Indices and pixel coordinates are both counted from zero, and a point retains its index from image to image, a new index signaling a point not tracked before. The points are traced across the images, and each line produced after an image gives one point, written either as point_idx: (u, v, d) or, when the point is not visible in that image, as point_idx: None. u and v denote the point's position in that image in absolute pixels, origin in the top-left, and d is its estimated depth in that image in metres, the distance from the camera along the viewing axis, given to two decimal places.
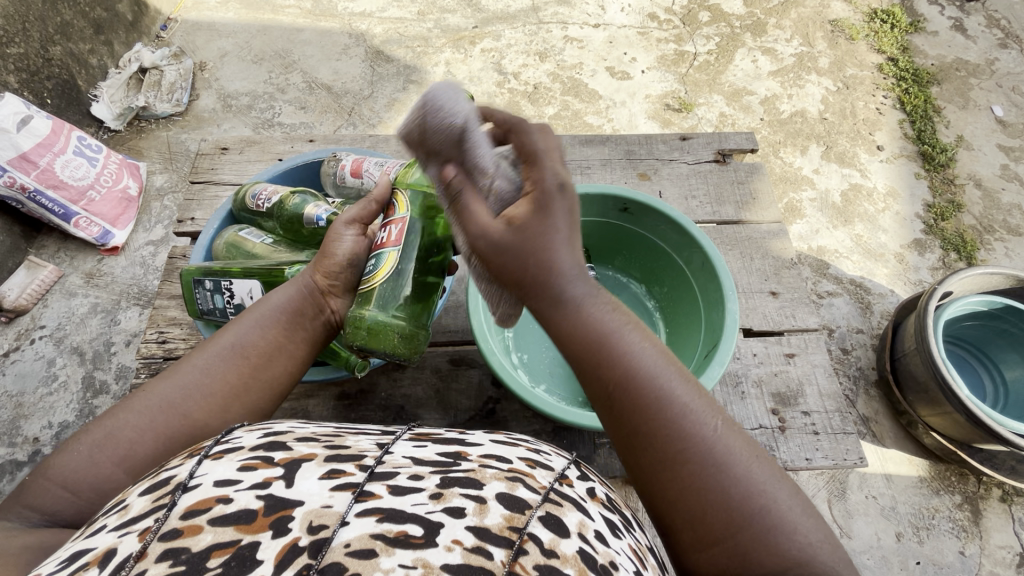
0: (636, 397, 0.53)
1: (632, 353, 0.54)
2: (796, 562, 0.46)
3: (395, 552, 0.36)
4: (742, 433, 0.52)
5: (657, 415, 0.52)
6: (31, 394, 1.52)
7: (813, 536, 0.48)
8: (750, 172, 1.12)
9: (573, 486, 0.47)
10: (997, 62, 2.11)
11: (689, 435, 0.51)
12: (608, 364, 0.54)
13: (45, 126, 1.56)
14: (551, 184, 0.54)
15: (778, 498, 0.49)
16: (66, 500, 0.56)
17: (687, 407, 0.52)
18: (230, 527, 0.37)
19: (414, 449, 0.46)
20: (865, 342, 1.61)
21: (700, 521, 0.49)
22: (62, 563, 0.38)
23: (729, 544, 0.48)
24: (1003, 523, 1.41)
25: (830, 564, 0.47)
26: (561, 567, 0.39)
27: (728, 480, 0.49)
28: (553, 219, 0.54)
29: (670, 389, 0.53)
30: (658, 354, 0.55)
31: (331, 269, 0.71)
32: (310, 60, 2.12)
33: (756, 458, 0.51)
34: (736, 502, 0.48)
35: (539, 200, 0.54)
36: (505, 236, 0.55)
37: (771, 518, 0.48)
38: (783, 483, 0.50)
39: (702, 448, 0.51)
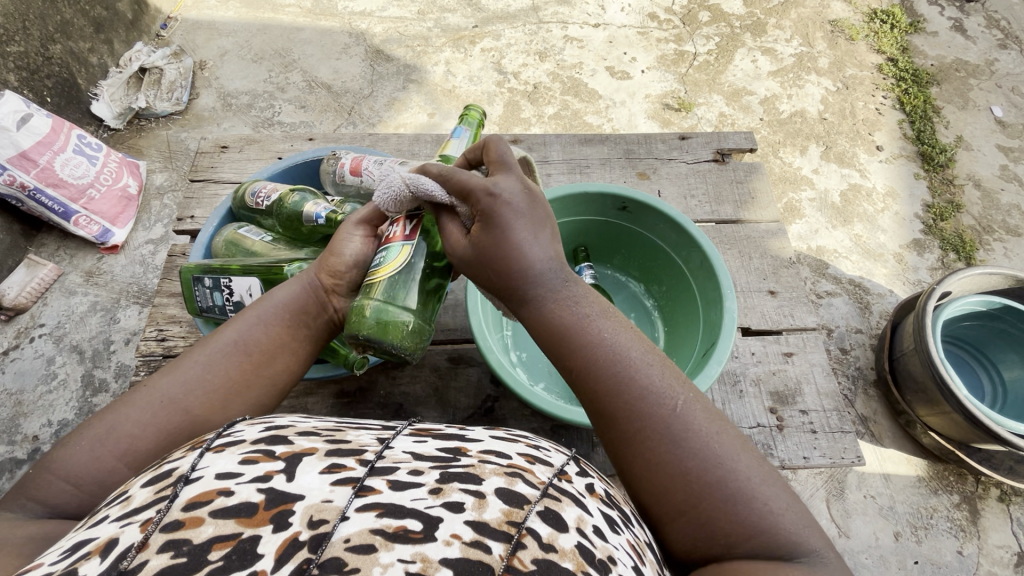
0: (598, 382, 0.56)
1: (598, 343, 0.57)
2: (756, 529, 0.48)
3: (394, 547, 0.37)
4: (704, 407, 0.55)
5: (617, 396, 0.55)
6: (31, 392, 1.52)
7: (775, 504, 0.50)
8: (749, 172, 1.12)
9: (572, 482, 0.47)
10: (997, 62, 2.11)
11: (650, 410, 0.54)
12: (574, 353, 0.58)
13: (45, 124, 1.56)
14: (510, 195, 0.59)
15: (736, 469, 0.51)
16: (69, 493, 0.56)
17: (648, 388, 0.55)
18: (231, 520, 0.38)
19: (414, 444, 0.47)
20: (863, 341, 1.61)
21: (662, 495, 0.52)
22: (65, 553, 0.38)
23: (693, 513, 0.50)
24: (1001, 523, 1.41)
25: (790, 531, 0.48)
26: (560, 561, 0.39)
27: (687, 453, 0.52)
28: (511, 228, 0.58)
29: (632, 372, 0.56)
30: (624, 336, 0.58)
31: (338, 268, 0.70)
32: (310, 58, 2.12)
33: (718, 431, 0.53)
34: (692, 473, 0.51)
35: (495, 210, 0.58)
36: (468, 251, 0.61)
37: (731, 488, 0.50)
38: (745, 455, 0.52)
39: (662, 423, 0.53)
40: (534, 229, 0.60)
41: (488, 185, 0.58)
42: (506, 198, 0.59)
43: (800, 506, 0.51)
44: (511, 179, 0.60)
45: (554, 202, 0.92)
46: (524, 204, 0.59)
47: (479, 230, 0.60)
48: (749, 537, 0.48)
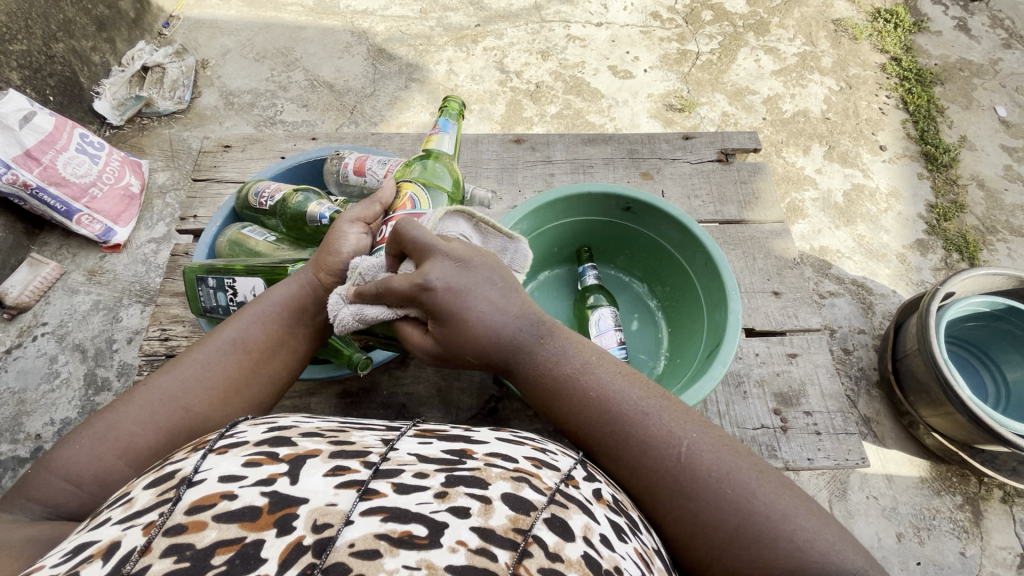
0: (606, 447, 0.59)
1: (603, 396, 0.60)
2: (783, 565, 0.50)
3: (400, 553, 0.36)
4: (716, 449, 0.56)
5: (625, 458, 0.58)
6: (33, 390, 1.52)
7: (797, 535, 0.51)
8: (753, 172, 1.12)
9: (579, 488, 0.47)
10: (1001, 62, 2.10)
11: (658, 461, 0.56)
12: (584, 412, 0.60)
13: (48, 122, 1.56)
14: (445, 283, 0.59)
15: (755, 509, 0.52)
16: (69, 492, 0.56)
17: (651, 440, 0.57)
18: (235, 524, 0.38)
19: (419, 446, 0.46)
20: (866, 342, 1.61)
21: (695, 542, 0.54)
22: (66, 555, 0.39)
23: (721, 561, 0.53)
24: (1004, 525, 1.41)
25: (819, 560, 0.50)
26: (565, 571, 0.39)
27: (704, 504, 0.54)
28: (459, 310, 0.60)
29: (640, 421, 0.58)
30: (626, 392, 0.60)
31: (332, 267, 0.68)
32: (312, 57, 2.12)
33: (732, 469, 0.55)
34: (715, 525, 0.53)
35: (438, 304, 0.60)
36: (436, 347, 0.63)
37: (750, 531, 0.52)
38: (760, 488, 0.54)
39: (674, 479, 0.55)
40: (486, 296, 0.61)
41: (416, 283, 0.59)
42: (440, 287, 0.59)
43: (832, 528, 0.52)
44: (440, 262, 0.60)
45: (560, 201, 0.92)
46: (462, 281, 0.60)
47: (437, 326, 0.61)
48: (780, 570, 0.50)
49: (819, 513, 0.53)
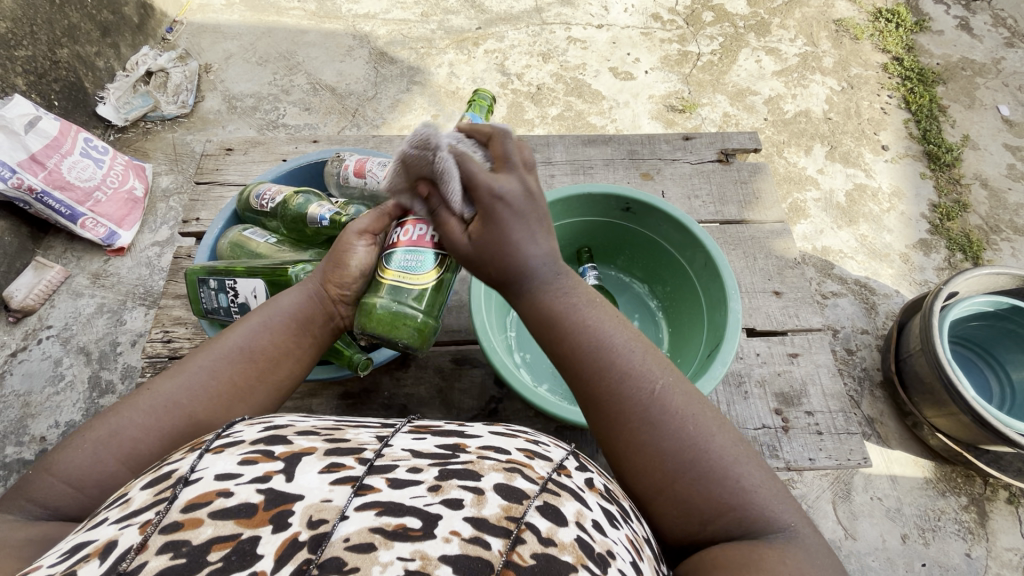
0: (584, 361, 0.58)
1: (586, 323, 0.60)
2: (729, 507, 0.50)
3: (393, 545, 0.37)
4: (680, 390, 0.56)
5: (602, 381, 0.57)
6: (38, 393, 1.53)
7: (748, 481, 0.51)
8: (753, 172, 1.12)
9: (571, 476, 0.47)
10: (1003, 61, 2.10)
11: (630, 393, 0.56)
12: (563, 336, 0.60)
13: (53, 127, 1.57)
14: (508, 196, 0.59)
15: (712, 450, 0.52)
16: (71, 496, 0.56)
17: (629, 372, 0.57)
18: (230, 521, 0.38)
19: (413, 441, 0.47)
20: (869, 342, 1.60)
21: (644, 474, 0.54)
22: (64, 555, 0.39)
23: (672, 494, 0.52)
24: (1010, 525, 1.41)
25: (763, 510, 0.50)
26: (559, 555, 0.39)
27: (666, 436, 0.54)
28: (507, 232, 0.60)
29: (616, 354, 0.58)
30: (609, 327, 0.60)
31: (343, 280, 0.71)
32: (314, 61, 2.13)
33: (697, 412, 0.55)
34: (671, 455, 0.53)
35: (496, 210, 0.59)
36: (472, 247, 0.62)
37: (705, 468, 0.52)
38: (720, 435, 0.54)
39: (644, 408, 0.55)
40: (531, 229, 0.60)
41: (490, 187, 0.58)
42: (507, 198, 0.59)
43: (780, 487, 0.53)
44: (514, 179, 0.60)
45: (559, 202, 0.92)
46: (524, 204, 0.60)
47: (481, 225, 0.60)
48: (721, 511, 0.50)
49: (767, 466, 0.54)
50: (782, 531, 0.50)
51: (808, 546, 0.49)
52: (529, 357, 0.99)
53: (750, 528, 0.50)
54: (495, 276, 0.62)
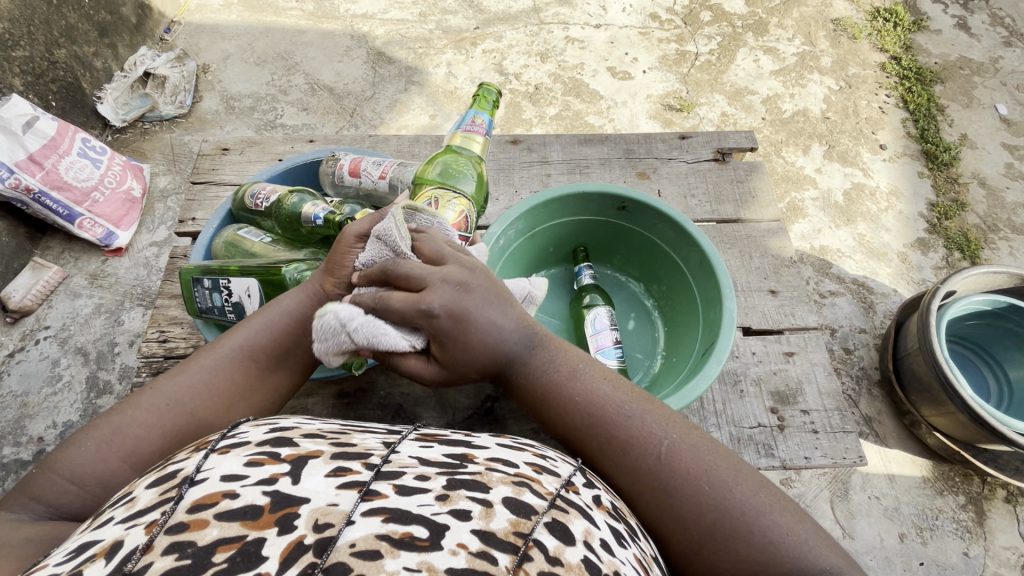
0: (591, 439, 0.60)
1: (585, 397, 0.62)
2: (763, 563, 0.50)
3: (400, 554, 0.36)
4: (691, 449, 0.57)
5: (608, 452, 0.59)
6: (36, 393, 1.53)
7: (776, 533, 0.51)
8: (750, 171, 1.12)
9: (580, 494, 0.47)
10: (1001, 60, 2.10)
11: (638, 459, 0.57)
12: (563, 413, 0.62)
13: (51, 127, 1.58)
14: (447, 309, 0.60)
15: (733, 506, 0.53)
16: (73, 493, 0.56)
17: (631, 440, 0.58)
18: (237, 523, 0.38)
19: (420, 449, 0.47)
20: (867, 341, 1.60)
21: (669, 534, 0.55)
22: (69, 554, 0.39)
23: (698, 557, 0.53)
24: (1007, 524, 1.41)
25: (798, 558, 0.50)
26: None
27: (683, 498, 0.54)
28: (463, 337, 0.62)
29: (619, 425, 0.60)
30: (605, 397, 0.62)
31: (338, 277, 0.67)
32: (312, 61, 2.13)
33: (708, 468, 0.55)
34: (693, 518, 0.53)
35: (444, 327, 0.61)
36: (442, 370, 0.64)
37: (728, 526, 0.52)
38: (740, 487, 0.54)
39: (654, 475, 0.56)
40: (491, 315, 0.63)
41: (420, 307, 0.60)
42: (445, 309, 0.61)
43: (810, 525, 0.53)
44: (441, 287, 0.61)
45: (553, 201, 0.92)
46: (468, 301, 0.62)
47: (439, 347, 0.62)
48: (753, 568, 0.50)
49: (794, 511, 0.53)
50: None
51: None
52: None
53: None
54: (477, 373, 0.66)
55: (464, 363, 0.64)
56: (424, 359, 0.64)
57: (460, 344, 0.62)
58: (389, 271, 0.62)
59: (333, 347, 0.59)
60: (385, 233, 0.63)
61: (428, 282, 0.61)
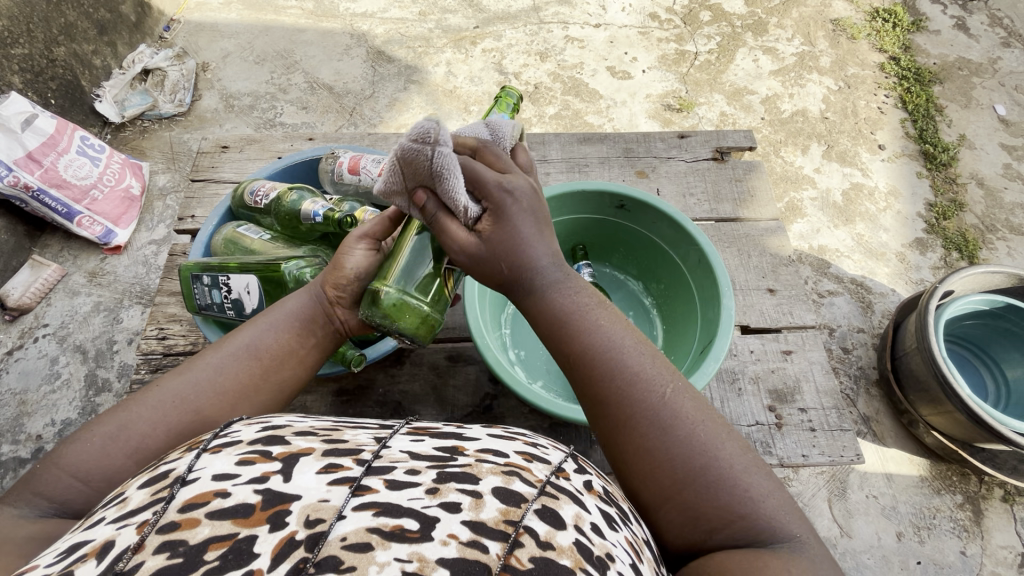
0: (596, 365, 0.59)
1: (594, 328, 0.60)
2: (740, 516, 0.51)
3: (390, 546, 0.37)
4: (690, 397, 0.57)
5: (609, 385, 0.58)
6: (34, 391, 1.53)
7: (758, 490, 0.52)
8: (748, 170, 1.12)
9: (570, 479, 0.47)
10: (1000, 60, 2.10)
11: (637, 396, 0.57)
12: (570, 340, 0.61)
13: (50, 125, 1.57)
14: (519, 194, 0.59)
15: (720, 458, 0.53)
16: (77, 489, 0.56)
17: (637, 374, 0.58)
18: (228, 521, 0.38)
19: (411, 444, 0.47)
20: (864, 340, 1.60)
21: (654, 477, 0.54)
22: (61, 555, 0.39)
23: (678, 501, 0.53)
24: (1004, 523, 1.41)
25: (772, 516, 0.51)
26: (557, 558, 0.39)
27: (674, 441, 0.54)
28: (517, 227, 0.59)
29: (622, 358, 0.59)
30: (616, 329, 0.61)
31: (340, 282, 0.69)
32: (312, 60, 2.13)
33: (703, 420, 0.56)
34: (679, 461, 0.54)
35: (505, 206, 0.59)
36: (478, 248, 0.60)
37: (715, 475, 0.53)
38: (728, 442, 0.55)
39: (648, 410, 0.56)
40: (537, 226, 0.61)
41: (500, 181, 0.58)
42: (517, 194, 0.59)
43: (788, 494, 0.54)
44: (521, 179, 0.60)
45: (553, 199, 0.92)
46: (531, 201, 0.60)
47: (488, 224, 0.59)
48: (732, 518, 0.51)
49: (776, 477, 0.54)
50: (790, 542, 0.50)
51: (812, 557, 0.50)
52: (523, 354, 1.00)
53: (761, 533, 0.51)
54: (506, 274, 0.61)
55: (499, 257, 0.60)
56: (467, 230, 0.60)
57: (510, 234, 0.59)
58: (481, 146, 0.61)
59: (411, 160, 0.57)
60: (423, 132, 0.55)
61: (509, 169, 0.61)
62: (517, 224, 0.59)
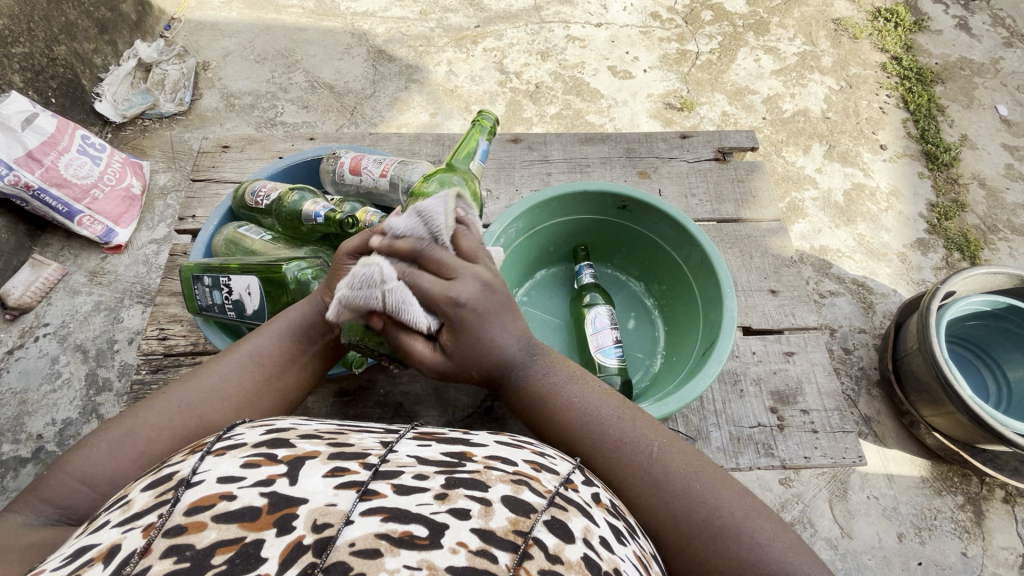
0: (582, 440, 0.60)
1: (576, 402, 0.62)
2: (747, 563, 0.51)
3: (400, 553, 0.36)
4: (680, 454, 0.58)
5: (601, 453, 0.59)
6: (35, 390, 1.53)
7: (761, 535, 0.52)
8: (750, 171, 1.12)
9: (579, 491, 0.47)
10: (1002, 61, 2.10)
11: (628, 460, 0.58)
12: (555, 417, 0.62)
13: (50, 124, 1.57)
14: (472, 303, 0.58)
15: (718, 508, 0.54)
16: (84, 493, 0.56)
17: (624, 440, 0.59)
18: (235, 525, 0.38)
19: (418, 448, 0.47)
20: (866, 341, 1.60)
21: (659, 532, 0.55)
22: (67, 559, 0.39)
23: (687, 554, 0.53)
24: (1005, 525, 1.41)
25: (779, 560, 0.51)
26: (565, 572, 0.39)
27: (671, 498, 0.55)
28: (479, 331, 0.60)
29: (608, 426, 0.60)
30: (596, 400, 0.62)
31: (336, 290, 0.65)
32: (313, 59, 2.13)
33: (697, 472, 0.56)
34: (679, 517, 0.54)
35: (464, 320, 0.58)
36: (446, 362, 0.61)
37: (715, 525, 0.53)
38: (727, 491, 0.55)
39: (643, 473, 0.57)
40: (502, 323, 0.61)
41: (449, 296, 0.57)
42: (471, 304, 0.58)
43: (791, 534, 0.54)
44: (468, 280, 0.59)
45: (554, 200, 0.92)
46: (486, 303, 0.59)
47: (450, 337, 0.59)
48: (740, 566, 0.51)
49: (779, 519, 0.55)
50: None
51: None
52: None
53: None
54: (477, 376, 0.63)
55: (467, 363, 0.61)
56: (430, 345, 0.60)
57: (472, 342, 0.60)
58: (422, 251, 0.58)
59: (361, 301, 0.55)
60: (367, 278, 0.54)
61: (456, 271, 0.58)
62: (479, 329, 0.60)
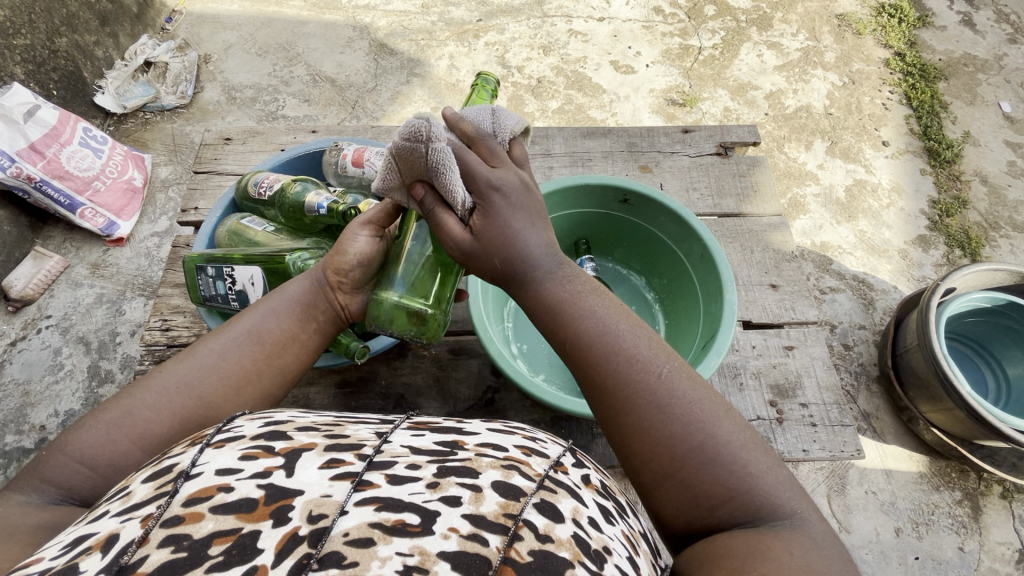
0: (588, 352, 0.57)
1: (590, 314, 0.59)
2: (736, 495, 0.50)
3: (392, 540, 0.37)
4: (687, 379, 0.55)
5: (606, 364, 0.56)
6: (37, 382, 1.53)
7: (756, 468, 0.51)
8: (752, 165, 1.12)
9: (568, 474, 0.48)
10: (1006, 57, 2.09)
11: (633, 376, 0.55)
12: (571, 324, 0.59)
13: (52, 116, 1.57)
14: (504, 188, 0.60)
15: (717, 436, 0.51)
16: (83, 476, 0.56)
17: (633, 356, 0.56)
18: (232, 515, 0.38)
19: (412, 438, 0.47)
20: (866, 337, 1.60)
21: (651, 461, 0.53)
22: (65, 548, 0.39)
23: (678, 479, 0.51)
24: (1002, 520, 1.42)
25: (772, 497, 0.50)
26: (556, 551, 0.39)
27: (670, 419, 0.52)
28: (504, 221, 0.60)
29: (620, 338, 0.57)
30: (610, 312, 0.59)
31: (342, 267, 0.71)
32: (314, 52, 2.12)
33: (699, 398, 0.54)
34: (674, 440, 0.52)
35: (494, 202, 0.60)
36: (471, 243, 0.61)
37: (710, 453, 0.51)
38: (727, 421, 0.53)
39: (643, 393, 0.54)
40: (530, 219, 0.61)
41: (489, 177, 0.60)
42: (504, 189, 0.60)
43: (789, 475, 0.52)
44: (510, 174, 0.61)
45: (556, 193, 0.92)
46: (521, 197, 0.61)
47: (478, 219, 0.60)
48: (729, 496, 0.50)
49: (775, 455, 0.53)
50: (791, 519, 0.49)
51: (812, 534, 0.48)
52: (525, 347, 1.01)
53: (761, 515, 0.49)
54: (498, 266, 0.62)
55: (491, 254, 0.61)
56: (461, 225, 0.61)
57: (498, 231, 0.60)
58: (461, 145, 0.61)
59: (409, 154, 0.58)
60: (414, 130, 0.57)
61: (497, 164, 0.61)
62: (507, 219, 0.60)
